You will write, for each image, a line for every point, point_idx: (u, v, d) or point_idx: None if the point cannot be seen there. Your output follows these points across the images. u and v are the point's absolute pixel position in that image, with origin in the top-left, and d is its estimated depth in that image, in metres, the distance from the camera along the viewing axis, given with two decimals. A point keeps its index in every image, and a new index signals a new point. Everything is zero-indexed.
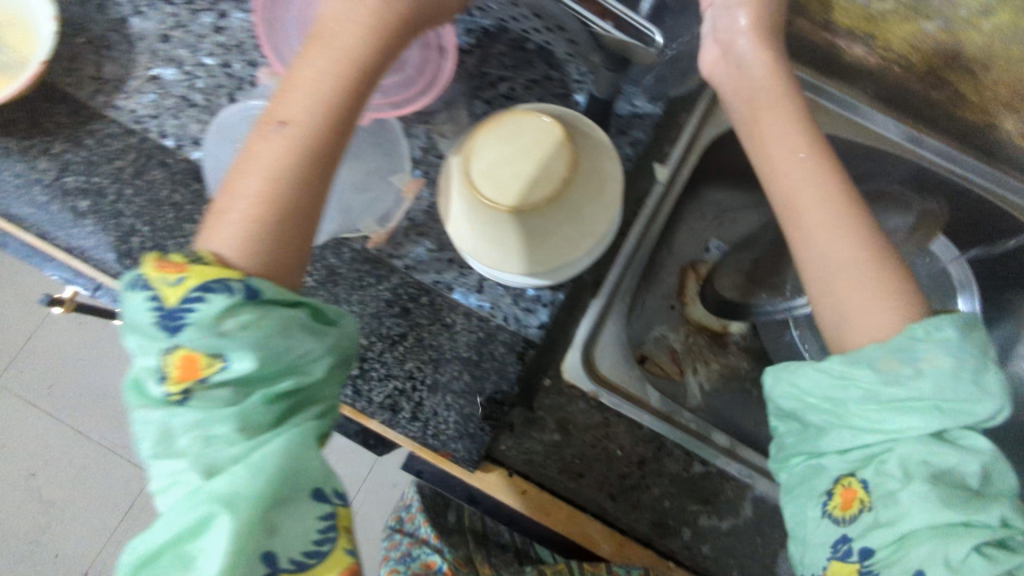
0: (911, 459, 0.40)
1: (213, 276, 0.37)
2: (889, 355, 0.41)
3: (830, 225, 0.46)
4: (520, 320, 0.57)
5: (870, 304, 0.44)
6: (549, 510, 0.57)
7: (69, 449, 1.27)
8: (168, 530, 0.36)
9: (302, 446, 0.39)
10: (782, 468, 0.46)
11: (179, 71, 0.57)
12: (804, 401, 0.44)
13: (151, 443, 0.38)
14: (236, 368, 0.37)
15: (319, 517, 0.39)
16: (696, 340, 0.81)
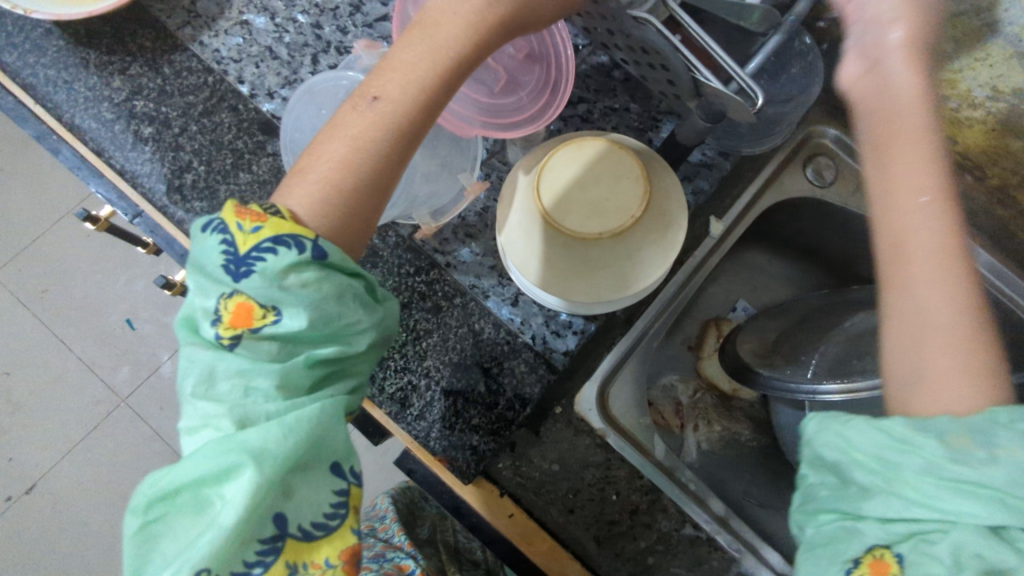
0: (965, 549, 0.32)
1: (287, 231, 0.39)
2: (963, 432, 0.34)
3: (942, 279, 0.40)
4: (548, 343, 0.56)
5: (950, 374, 0.37)
6: (532, 539, 0.56)
7: (52, 357, 1.27)
8: (190, 470, 0.37)
9: (331, 417, 0.40)
10: (807, 522, 0.39)
11: (270, 22, 0.57)
12: (853, 454, 0.37)
13: (191, 383, 0.39)
14: (288, 323, 0.38)
15: (335, 491, 0.40)
16: (703, 398, 0.80)
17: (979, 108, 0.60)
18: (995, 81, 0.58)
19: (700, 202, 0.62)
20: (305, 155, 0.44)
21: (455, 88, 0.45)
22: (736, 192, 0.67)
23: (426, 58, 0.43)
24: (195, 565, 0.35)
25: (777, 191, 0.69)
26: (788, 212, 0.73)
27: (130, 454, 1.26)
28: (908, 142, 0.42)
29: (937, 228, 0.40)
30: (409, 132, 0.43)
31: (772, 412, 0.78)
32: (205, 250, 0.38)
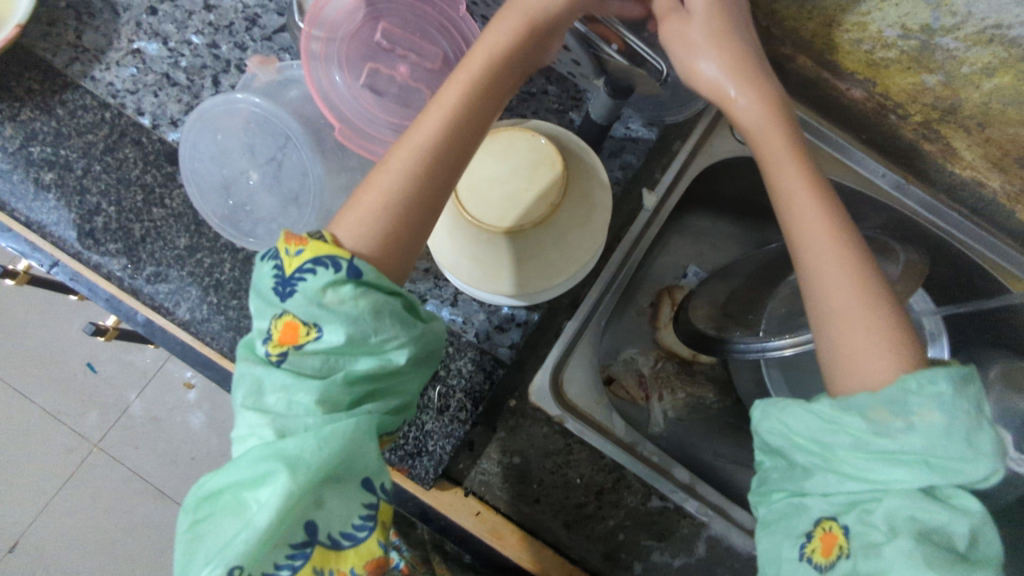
0: (897, 513, 0.36)
1: (326, 251, 0.38)
2: (880, 405, 0.37)
3: (840, 247, 0.42)
4: (492, 338, 0.56)
5: (864, 347, 0.40)
6: (501, 533, 0.56)
7: (13, 412, 1.23)
8: (234, 472, 0.37)
9: (365, 434, 0.38)
10: (763, 502, 0.43)
11: (163, 48, 0.55)
12: (797, 437, 0.40)
13: (241, 395, 0.38)
14: (329, 339, 0.37)
15: (364, 505, 0.38)
16: (665, 366, 0.79)
17: (891, 49, 0.57)
18: (904, 19, 0.54)
19: (629, 177, 0.61)
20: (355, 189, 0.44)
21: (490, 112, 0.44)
22: (665, 161, 0.67)
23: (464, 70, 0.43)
24: (227, 563, 0.34)
25: (707, 153, 0.68)
26: (722, 173, 0.73)
27: (110, 499, 1.23)
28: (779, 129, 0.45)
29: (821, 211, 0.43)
30: (447, 151, 0.42)
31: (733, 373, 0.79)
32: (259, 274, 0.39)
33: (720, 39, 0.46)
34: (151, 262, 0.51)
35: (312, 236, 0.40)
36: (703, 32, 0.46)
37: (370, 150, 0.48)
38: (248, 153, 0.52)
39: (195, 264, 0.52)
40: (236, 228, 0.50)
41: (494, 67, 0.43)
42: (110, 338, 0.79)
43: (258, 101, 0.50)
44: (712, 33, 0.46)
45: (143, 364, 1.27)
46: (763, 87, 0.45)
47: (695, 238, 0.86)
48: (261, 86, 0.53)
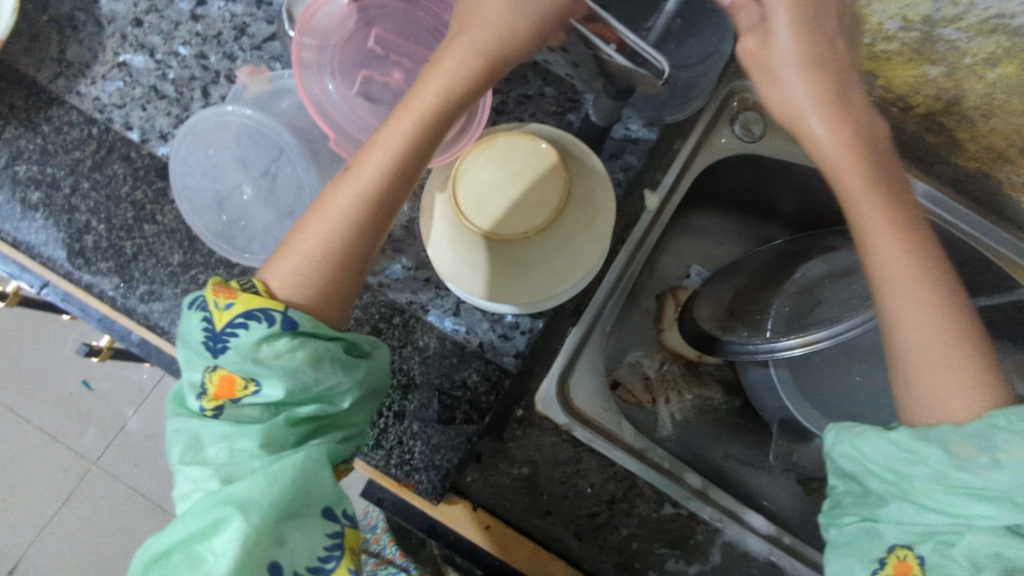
0: (978, 547, 0.37)
1: (258, 304, 0.39)
2: (963, 439, 0.38)
3: (925, 285, 0.42)
4: (497, 347, 0.55)
5: (944, 383, 0.41)
6: (512, 547, 0.55)
7: (8, 433, 1.21)
8: (181, 529, 0.36)
9: (319, 463, 0.38)
10: (833, 524, 0.43)
11: (150, 60, 0.54)
12: (876, 465, 0.40)
13: (178, 452, 0.37)
14: (267, 392, 0.37)
15: (328, 535, 0.38)
16: (671, 368, 0.79)
17: (892, 41, 0.57)
18: (904, 11, 0.53)
19: (631, 179, 0.61)
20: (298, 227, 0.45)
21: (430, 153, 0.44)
22: (666, 161, 0.66)
23: (402, 116, 0.43)
24: None
25: (711, 152, 0.68)
26: (723, 171, 0.72)
27: (111, 517, 1.22)
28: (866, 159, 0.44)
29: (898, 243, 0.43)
30: (379, 199, 0.43)
31: (740, 372, 0.79)
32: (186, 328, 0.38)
33: (813, 63, 0.43)
34: (144, 281, 0.50)
35: (242, 287, 0.40)
36: (794, 52, 0.43)
37: None
38: (242, 167, 0.51)
39: (189, 281, 0.50)
40: (230, 243, 0.48)
41: (437, 113, 0.43)
42: (105, 356, 0.77)
43: (249, 113, 0.48)
44: (803, 58, 0.43)
45: (140, 380, 1.25)
46: (848, 115, 0.44)
47: (697, 237, 0.85)
48: (250, 97, 0.51)
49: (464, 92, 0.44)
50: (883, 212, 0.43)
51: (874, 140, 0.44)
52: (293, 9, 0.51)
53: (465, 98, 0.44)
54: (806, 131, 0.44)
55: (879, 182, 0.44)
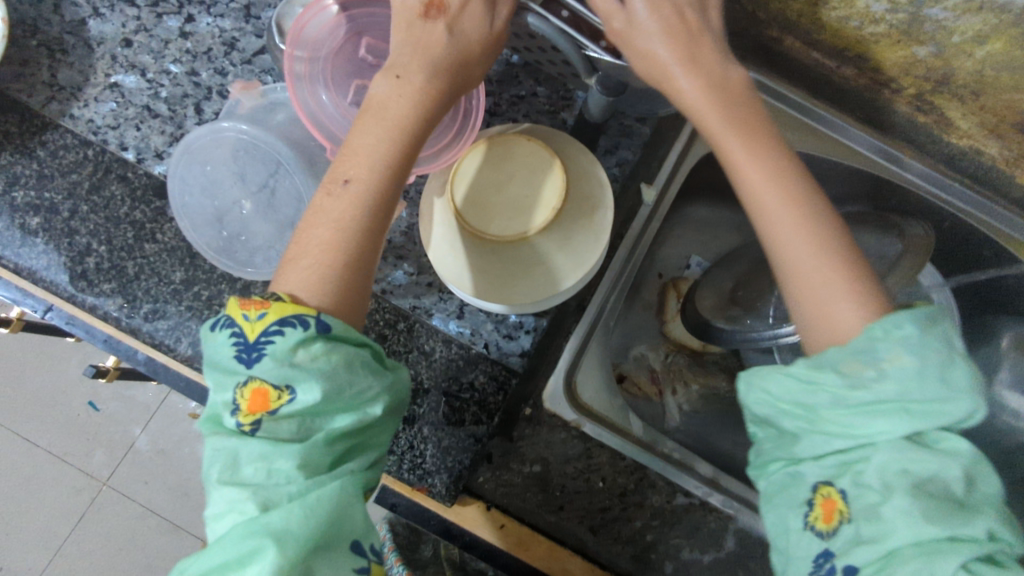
0: (889, 468, 0.35)
1: (290, 312, 0.38)
2: (850, 357, 0.36)
3: (795, 205, 0.42)
4: (502, 348, 0.55)
5: (833, 303, 0.40)
6: (527, 544, 0.56)
7: (18, 457, 1.22)
8: (215, 554, 0.36)
9: (350, 493, 0.38)
10: (762, 475, 0.42)
11: (142, 79, 0.54)
12: (787, 408, 0.39)
13: (215, 471, 0.37)
14: (303, 399, 0.37)
15: (355, 568, 0.38)
16: (676, 359, 0.81)
17: (879, 24, 0.56)
18: None
19: (627, 173, 0.60)
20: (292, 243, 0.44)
21: (419, 146, 0.45)
22: (661, 153, 0.66)
23: (384, 120, 0.43)
24: None
25: (705, 141, 0.67)
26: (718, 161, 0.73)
27: (124, 536, 1.22)
28: (727, 99, 0.43)
29: (765, 171, 0.42)
30: (382, 196, 0.43)
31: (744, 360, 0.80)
32: (218, 343, 0.38)
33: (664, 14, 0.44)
34: (148, 300, 0.50)
35: (271, 297, 0.40)
36: (654, 20, 0.43)
37: None
38: (240, 181, 0.51)
39: (192, 297, 0.50)
40: (233, 259, 0.49)
41: (419, 116, 0.44)
42: (114, 377, 0.78)
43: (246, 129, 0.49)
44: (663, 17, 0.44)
45: (146, 398, 1.25)
46: (700, 62, 0.44)
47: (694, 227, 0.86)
48: (245, 110, 0.51)
49: (444, 94, 0.45)
50: (747, 147, 0.43)
51: (729, 80, 0.44)
52: (282, 22, 0.51)
53: (445, 100, 0.45)
54: (671, 83, 0.44)
55: (734, 115, 0.43)
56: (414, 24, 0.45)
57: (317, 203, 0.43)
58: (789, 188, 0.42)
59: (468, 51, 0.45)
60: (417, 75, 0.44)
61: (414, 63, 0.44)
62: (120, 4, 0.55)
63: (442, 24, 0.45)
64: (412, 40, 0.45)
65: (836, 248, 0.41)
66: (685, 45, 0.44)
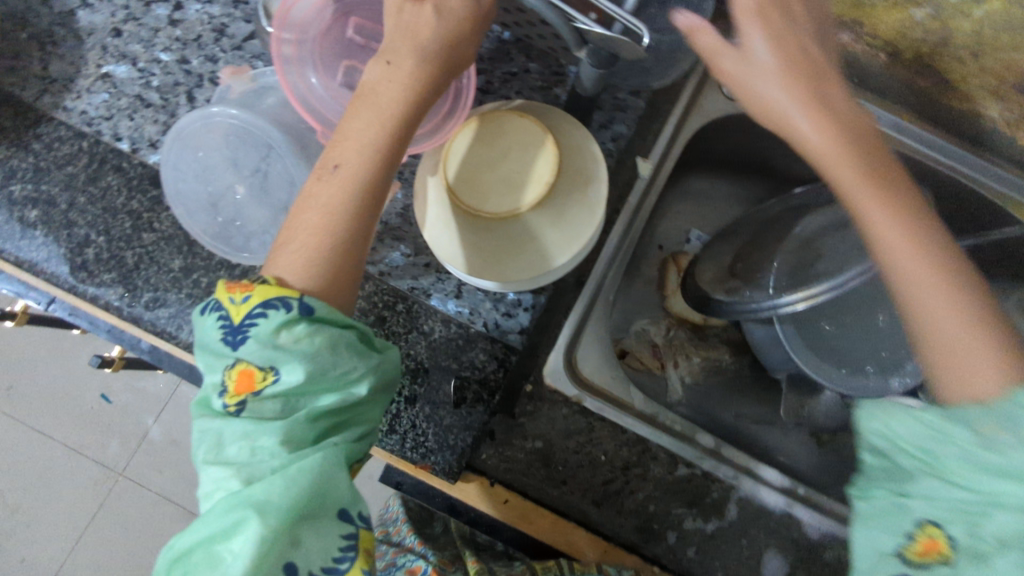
0: (1005, 527, 0.38)
1: (273, 294, 0.40)
2: (991, 418, 0.39)
3: (926, 257, 0.42)
4: (502, 326, 0.55)
5: (974, 359, 0.40)
6: (531, 518, 0.57)
7: (35, 450, 1.24)
8: (202, 529, 0.37)
9: (334, 466, 0.39)
10: (862, 496, 0.45)
11: (133, 69, 0.54)
12: (910, 447, 0.43)
13: (203, 451, 0.39)
14: (286, 379, 0.38)
15: (342, 535, 0.39)
16: (677, 334, 0.81)
17: None
18: None
19: (622, 147, 0.61)
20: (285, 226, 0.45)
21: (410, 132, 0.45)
22: (657, 125, 0.66)
23: (373, 106, 0.44)
24: None
25: (701, 112, 0.67)
26: (716, 132, 0.73)
27: (139, 526, 1.24)
28: (852, 144, 0.44)
29: (899, 223, 0.42)
30: (371, 181, 0.44)
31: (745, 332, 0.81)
32: (205, 327, 0.40)
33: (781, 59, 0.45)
34: (148, 289, 0.51)
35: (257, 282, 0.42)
36: (771, 57, 0.45)
37: None
38: (233, 167, 0.51)
39: (192, 285, 0.51)
40: (229, 244, 0.49)
41: (410, 102, 0.44)
42: (119, 367, 0.79)
43: (235, 113, 0.48)
44: (779, 65, 0.45)
45: (156, 389, 1.27)
46: (822, 112, 0.45)
47: (693, 201, 0.86)
48: (235, 93, 0.52)
49: (435, 78, 0.44)
50: (882, 200, 0.43)
51: (850, 122, 0.45)
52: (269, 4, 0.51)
53: (436, 86, 0.45)
54: (792, 127, 0.45)
55: (870, 167, 0.44)
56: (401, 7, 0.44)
57: (310, 189, 0.44)
58: (913, 233, 0.42)
59: (452, 32, 0.44)
60: (401, 60, 0.44)
61: (399, 48, 0.44)
62: None
63: (427, 5, 0.44)
64: (397, 24, 0.44)
65: (977, 307, 0.41)
66: (802, 82, 0.45)
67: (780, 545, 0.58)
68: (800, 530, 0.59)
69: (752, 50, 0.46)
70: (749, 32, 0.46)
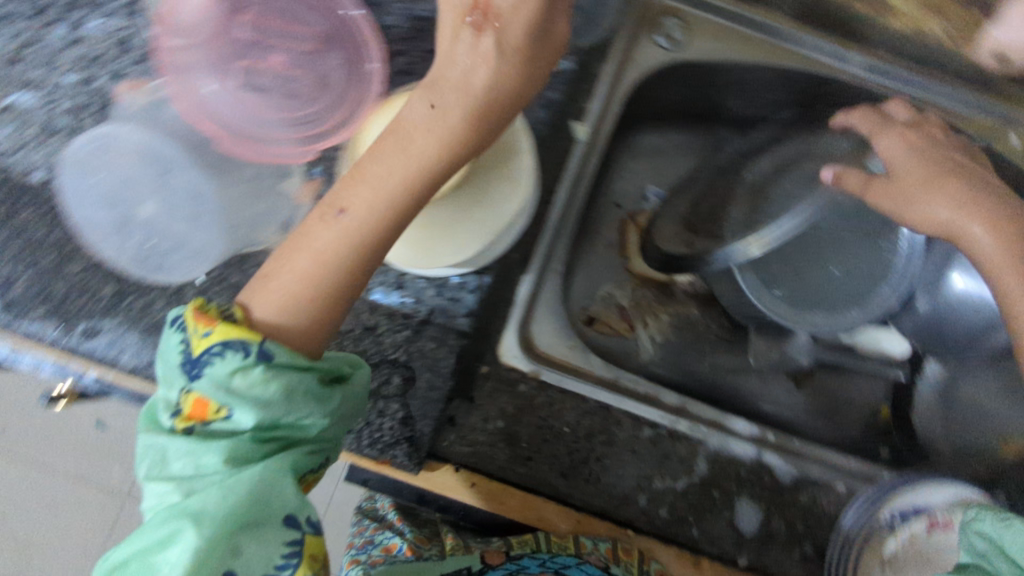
0: None
1: (234, 335, 0.41)
2: None
3: None
4: (447, 311, 0.54)
5: None
6: (501, 498, 0.58)
7: (37, 483, 1.26)
8: (144, 536, 0.40)
9: (276, 482, 0.41)
10: None
11: (38, 96, 0.53)
12: (997, 547, 0.47)
13: (149, 465, 0.41)
14: (240, 417, 0.40)
15: (286, 542, 0.41)
16: (644, 293, 0.81)
17: None
18: None
19: (555, 114, 0.59)
20: (273, 258, 0.46)
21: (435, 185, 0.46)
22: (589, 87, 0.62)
23: (398, 155, 0.45)
24: None
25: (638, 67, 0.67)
26: (660, 85, 0.72)
27: None
28: (1014, 234, 0.57)
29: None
30: (376, 233, 0.45)
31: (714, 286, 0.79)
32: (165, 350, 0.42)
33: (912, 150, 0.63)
34: (84, 318, 0.49)
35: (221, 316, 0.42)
36: (909, 159, 0.63)
37: (265, 150, 0.49)
38: (142, 186, 0.51)
39: (127, 309, 0.49)
40: (143, 263, 0.50)
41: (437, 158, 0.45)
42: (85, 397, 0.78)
43: (134, 132, 0.51)
44: (925, 181, 0.62)
45: None
46: (977, 204, 0.59)
47: (649, 157, 0.84)
48: (134, 112, 0.52)
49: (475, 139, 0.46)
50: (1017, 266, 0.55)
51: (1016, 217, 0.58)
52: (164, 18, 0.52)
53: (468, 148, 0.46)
54: (964, 227, 0.59)
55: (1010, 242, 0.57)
56: (460, 61, 0.46)
57: (310, 227, 0.45)
58: None
59: (501, 89, 0.47)
60: (450, 106, 0.46)
61: (448, 98, 0.46)
62: (6, 22, 0.54)
63: (490, 49, 0.47)
64: (456, 73, 0.47)
65: None
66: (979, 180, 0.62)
67: (755, 493, 0.58)
68: (771, 473, 0.59)
69: (893, 165, 0.64)
70: (882, 127, 0.66)
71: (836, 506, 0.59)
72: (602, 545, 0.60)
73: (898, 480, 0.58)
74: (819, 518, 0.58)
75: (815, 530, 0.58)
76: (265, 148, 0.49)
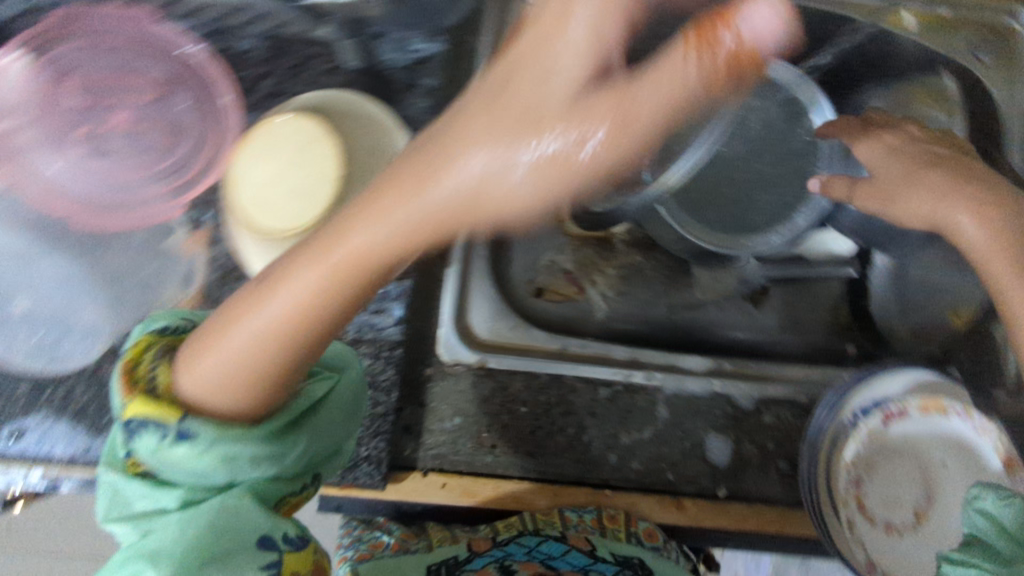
0: None
1: (150, 409, 0.40)
2: None
3: None
4: (374, 325, 0.54)
5: None
6: (473, 491, 0.56)
7: None
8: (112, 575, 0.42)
9: (233, 513, 0.42)
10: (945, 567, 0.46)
11: None
12: (998, 526, 0.46)
13: (106, 508, 0.43)
14: (181, 471, 0.41)
15: (262, 566, 0.41)
16: (585, 252, 0.79)
17: None
18: None
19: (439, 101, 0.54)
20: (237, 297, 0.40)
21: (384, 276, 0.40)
22: None
23: (379, 225, 0.37)
24: None
25: None
26: None
27: None
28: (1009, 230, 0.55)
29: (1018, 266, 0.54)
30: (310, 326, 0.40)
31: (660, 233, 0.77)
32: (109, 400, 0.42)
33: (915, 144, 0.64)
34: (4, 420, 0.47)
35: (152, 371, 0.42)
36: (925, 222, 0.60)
37: (138, 211, 0.50)
38: (23, 276, 0.49)
39: (46, 399, 0.47)
40: (44, 354, 0.48)
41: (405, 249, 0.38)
42: None
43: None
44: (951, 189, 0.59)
45: None
46: (988, 211, 0.57)
47: None
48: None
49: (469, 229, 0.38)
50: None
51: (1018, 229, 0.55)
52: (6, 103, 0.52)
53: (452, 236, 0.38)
54: (955, 225, 0.58)
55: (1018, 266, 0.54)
56: (595, 76, 0.36)
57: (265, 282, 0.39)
58: None
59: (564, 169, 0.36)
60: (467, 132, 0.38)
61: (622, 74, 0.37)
62: None
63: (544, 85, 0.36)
64: (500, 111, 0.37)
65: None
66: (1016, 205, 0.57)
67: (721, 424, 0.59)
68: (733, 403, 0.60)
69: (879, 173, 0.64)
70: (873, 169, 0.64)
71: (803, 419, 0.60)
72: (586, 516, 0.58)
73: (854, 380, 0.57)
74: (789, 435, 0.60)
75: (786, 446, 0.60)
76: (138, 209, 0.50)
